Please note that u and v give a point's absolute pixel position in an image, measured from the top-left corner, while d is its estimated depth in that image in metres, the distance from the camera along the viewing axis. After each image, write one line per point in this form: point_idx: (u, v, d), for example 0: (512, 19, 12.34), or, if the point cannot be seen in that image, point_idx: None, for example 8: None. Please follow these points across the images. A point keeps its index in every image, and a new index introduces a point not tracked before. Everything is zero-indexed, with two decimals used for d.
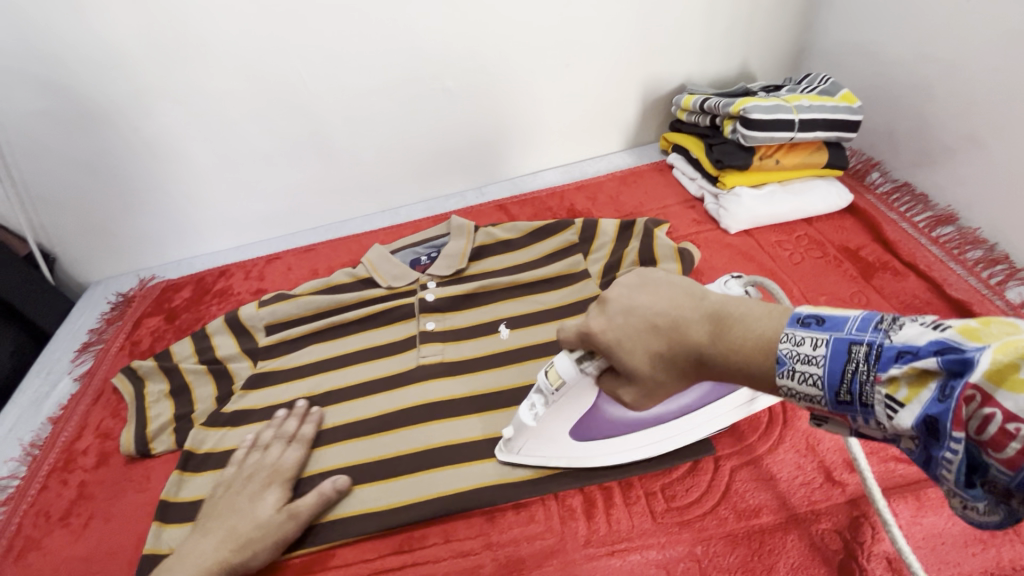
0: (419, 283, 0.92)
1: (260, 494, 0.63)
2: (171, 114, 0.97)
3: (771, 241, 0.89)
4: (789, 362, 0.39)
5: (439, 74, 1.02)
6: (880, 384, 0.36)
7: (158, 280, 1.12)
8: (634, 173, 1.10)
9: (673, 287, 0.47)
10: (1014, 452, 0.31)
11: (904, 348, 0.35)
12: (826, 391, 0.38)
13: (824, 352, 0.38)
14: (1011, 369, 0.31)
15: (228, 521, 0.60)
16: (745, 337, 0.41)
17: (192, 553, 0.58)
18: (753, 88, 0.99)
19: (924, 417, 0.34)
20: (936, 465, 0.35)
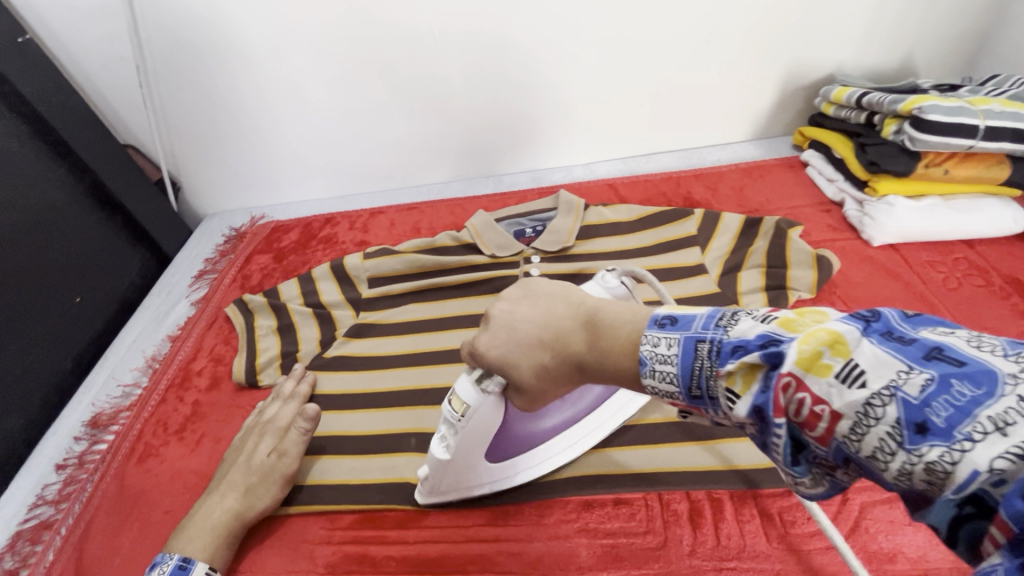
0: (523, 256, 0.90)
1: (255, 445, 0.66)
2: (300, 59, 0.98)
3: (921, 259, 0.79)
4: (652, 363, 0.39)
5: (569, 39, 0.96)
6: (719, 377, 0.36)
7: (268, 220, 1.16)
8: (761, 166, 1.01)
9: (551, 296, 0.49)
10: (824, 431, 0.32)
11: (738, 342, 0.35)
12: (681, 387, 0.37)
13: (676, 351, 0.38)
14: (817, 357, 0.32)
15: (230, 474, 0.64)
16: (614, 341, 0.42)
17: (203, 507, 0.61)
18: (923, 85, 0.88)
19: (754, 406, 0.34)
20: (769, 450, 0.35)
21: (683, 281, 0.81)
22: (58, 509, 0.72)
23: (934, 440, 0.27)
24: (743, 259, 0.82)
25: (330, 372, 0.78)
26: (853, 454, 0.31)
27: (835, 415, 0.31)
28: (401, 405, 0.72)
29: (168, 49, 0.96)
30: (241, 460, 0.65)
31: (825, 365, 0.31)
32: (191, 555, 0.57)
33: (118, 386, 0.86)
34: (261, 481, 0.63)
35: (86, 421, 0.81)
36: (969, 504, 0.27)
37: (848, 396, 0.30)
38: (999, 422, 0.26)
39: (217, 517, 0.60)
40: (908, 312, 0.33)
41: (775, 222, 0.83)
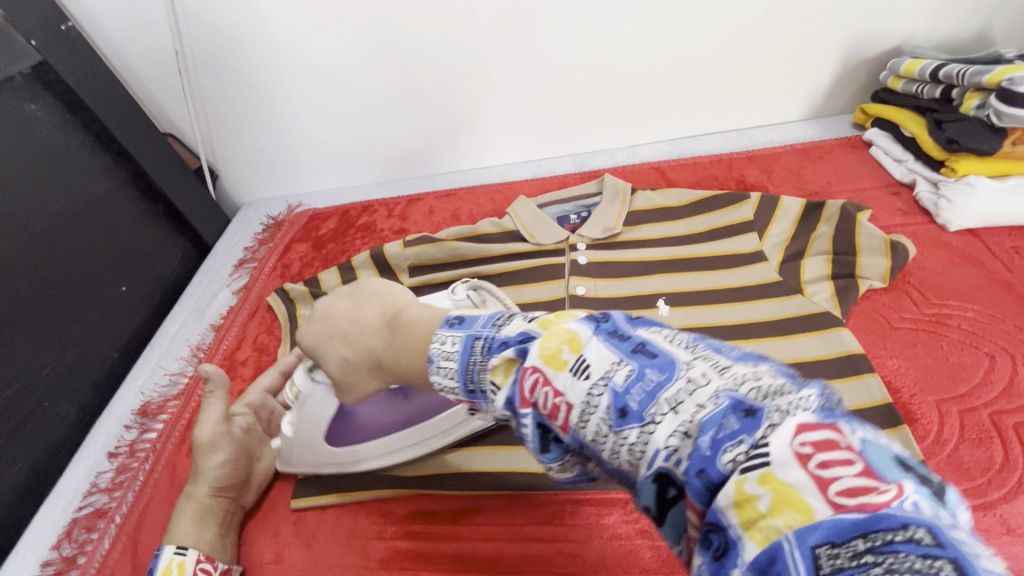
0: (568, 244, 0.86)
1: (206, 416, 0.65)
2: (337, 44, 0.95)
3: (1006, 246, 0.73)
4: (437, 361, 0.42)
5: (618, 16, 0.91)
6: (487, 372, 0.39)
7: (304, 208, 1.15)
8: (820, 147, 0.95)
9: (370, 296, 0.54)
10: (563, 419, 0.35)
11: (503, 339, 0.39)
12: (459, 382, 0.40)
13: (457, 348, 0.41)
14: (558, 352, 0.36)
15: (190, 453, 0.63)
16: (413, 341, 0.46)
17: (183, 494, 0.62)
18: (1007, 56, 0.81)
19: (510, 399, 0.37)
20: (523, 437, 0.38)
21: (743, 269, 0.77)
22: (112, 497, 0.72)
23: (632, 423, 0.32)
24: (807, 245, 0.77)
25: None
26: (582, 440, 0.34)
27: (568, 407, 0.34)
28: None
29: (206, 35, 0.94)
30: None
31: (562, 360, 0.35)
32: (172, 538, 0.58)
33: (166, 375, 0.86)
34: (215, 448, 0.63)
35: (136, 410, 0.81)
36: (671, 486, 0.31)
37: (576, 387, 0.34)
38: (674, 402, 0.31)
39: (187, 503, 0.61)
40: (632, 317, 0.39)
41: (842, 205, 0.78)
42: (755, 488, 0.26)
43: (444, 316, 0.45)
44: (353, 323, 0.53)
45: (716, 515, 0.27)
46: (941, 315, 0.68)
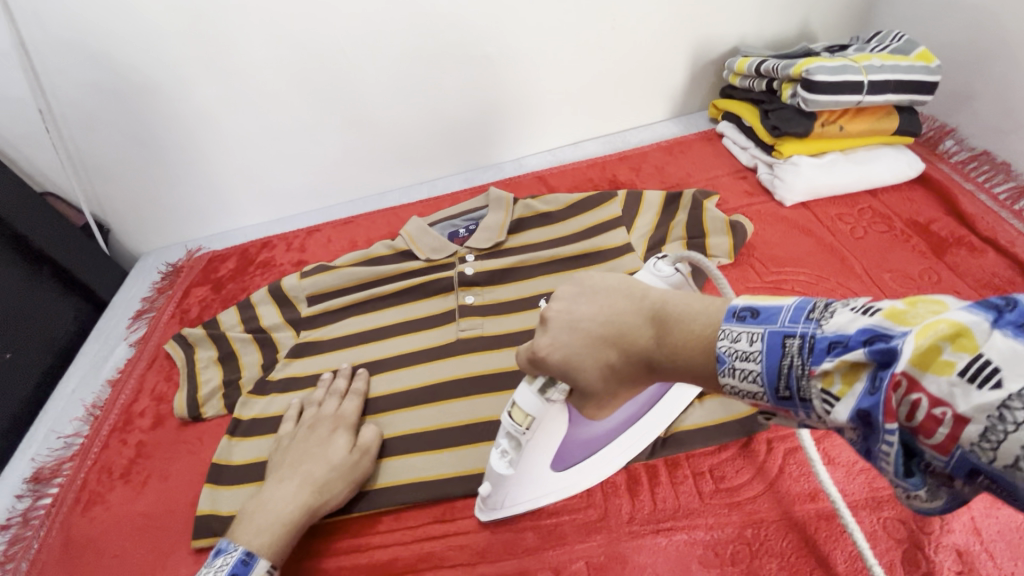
0: (458, 257, 0.89)
1: (328, 438, 0.66)
2: (213, 85, 0.97)
3: (830, 213, 0.83)
4: (730, 361, 0.39)
5: (478, 39, 0.98)
6: (813, 377, 0.35)
7: (204, 251, 1.14)
8: (681, 142, 1.04)
9: (611, 292, 0.48)
10: (943, 437, 0.30)
11: (835, 338, 0.34)
12: (767, 387, 0.38)
13: (761, 348, 0.37)
14: (934, 352, 0.30)
15: (303, 466, 0.62)
16: (685, 337, 0.42)
17: (273, 499, 0.60)
18: (816, 49, 0.92)
19: (856, 410, 0.33)
20: (874, 458, 0.34)
21: (612, 262, 0.83)
22: (5, 570, 0.70)
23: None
24: (666, 234, 0.85)
25: (276, 395, 0.78)
26: (983, 464, 0.29)
27: (961, 420, 0.29)
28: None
29: (76, 89, 0.94)
30: (307, 454, 0.64)
31: (945, 362, 0.30)
32: (255, 549, 0.56)
33: (60, 438, 0.84)
34: (338, 477, 0.63)
35: (28, 478, 0.79)
36: None
37: (977, 399, 0.28)
38: None
39: (290, 509, 0.59)
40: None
41: (693, 194, 0.86)
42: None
43: (726, 306, 0.41)
44: (609, 323, 0.46)
45: None
46: (778, 282, 0.77)
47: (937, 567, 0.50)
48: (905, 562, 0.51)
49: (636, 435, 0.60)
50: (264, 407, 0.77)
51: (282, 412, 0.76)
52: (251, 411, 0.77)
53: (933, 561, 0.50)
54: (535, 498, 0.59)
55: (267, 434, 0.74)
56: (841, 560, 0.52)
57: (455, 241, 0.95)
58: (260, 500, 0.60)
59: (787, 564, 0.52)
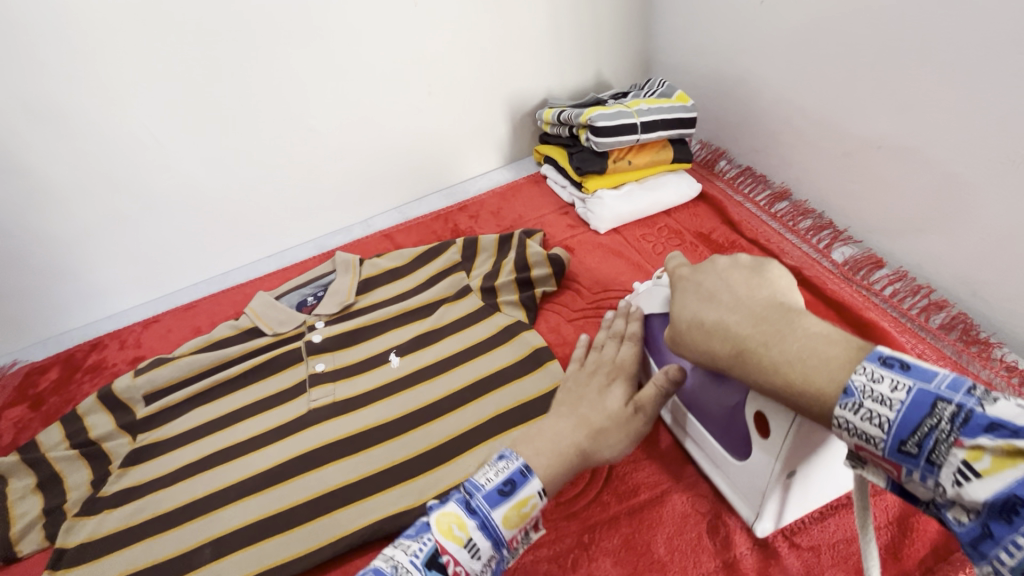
0: (307, 325, 0.89)
1: (606, 387, 0.63)
2: (7, 184, 0.90)
3: (636, 235, 0.96)
4: (861, 397, 0.40)
5: (303, 113, 1.02)
6: (958, 449, 0.35)
7: (21, 364, 1.02)
8: (513, 186, 1.14)
9: (772, 304, 0.50)
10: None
11: (996, 420, 0.34)
12: (890, 437, 0.38)
13: (903, 397, 0.38)
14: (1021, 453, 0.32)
15: (579, 411, 0.60)
16: (772, 361, 0.46)
17: (541, 435, 0.57)
18: (604, 97, 1.07)
19: (1002, 495, 0.32)
20: (989, 544, 0.34)
21: (455, 305, 0.88)
22: None
23: (992, 438, 0.33)
24: (499, 269, 0.90)
25: (109, 510, 0.71)
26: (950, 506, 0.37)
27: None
28: (195, 518, 0.69)
29: None
30: (580, 397, 0.62)
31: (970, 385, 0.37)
32: (531, 467, 0.52)
33: None
34: (614, 430, 0.58)
35: None
36: None
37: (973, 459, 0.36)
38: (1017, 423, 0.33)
39: (567, 446, 0.56)
40: None
41: (519, 234, 0.93)
42: None
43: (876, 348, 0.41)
44: (737, 303, 0.52)
45: None
46: (600, 302, 0.87)
47: (731, 527, 0.58)
48: (709, 530, 0.59)
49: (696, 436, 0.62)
50: (92, 527, 0.70)
51: (118, 527, 0.70)
52: (74, 536, 0.69)
53: (727, 523, 0.59)
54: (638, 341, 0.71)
55: (97, 558, 0.67)
56: (662, 543, 0.58)
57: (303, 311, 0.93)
58: (535, 430, 0.58)
59: (618, 559, 0.58)
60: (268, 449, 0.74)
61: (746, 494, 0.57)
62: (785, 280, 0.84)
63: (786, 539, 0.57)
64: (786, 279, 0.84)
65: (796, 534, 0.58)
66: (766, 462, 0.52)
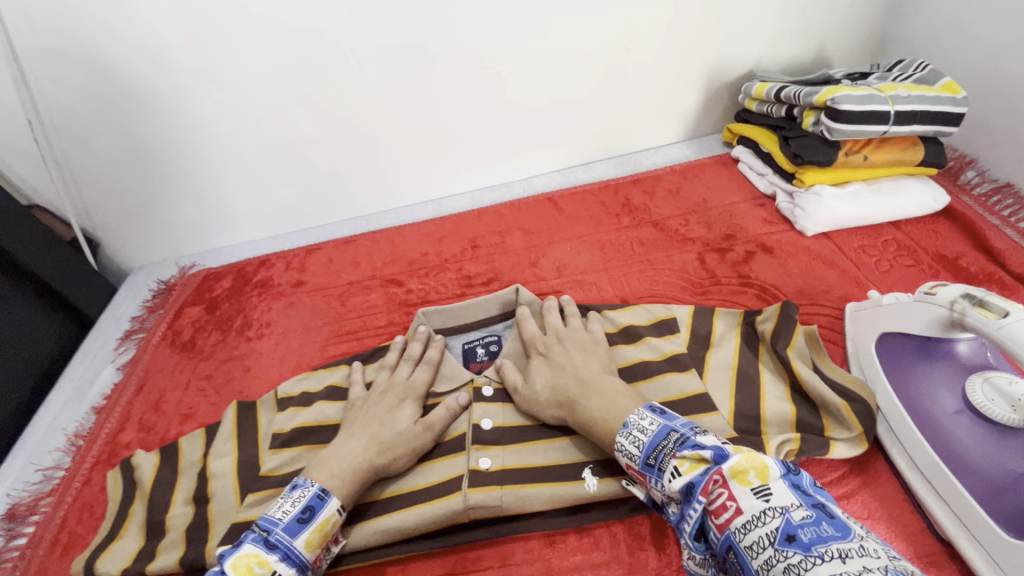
0: (471, 388, 0.69)
1: (396, 406, 0.65)
2: (213, 96, 0.94)
3: (854, 245, 0.81)
4: (632, 429, 0.53)
5: (493, 56, 0.96)
6: (673, 457, 0.49)
7: (199, 268, 1.09)
8: (696, 166, 1.02)
9: (584, 353, 0.65)
10: (722, 518, 0.44)
11: (790, 521, 0.41)
12: (653, 459, 0.50)
13: (770, 508, 0.42)
14: (745, 472, 0.44)
15: (370, 427, 0.63)
16: (608, 408, 0.57)
17: (341, 450, 0.60)
18: (836, 75, 0.90)
19: (687, 483, 0.47)
20: (683, 519, 0.48)
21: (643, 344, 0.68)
22: None
23: (794, 546, 0.39)
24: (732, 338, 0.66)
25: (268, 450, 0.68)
26: (735, 542, 0.42)
27: (736, 510, 0.43)
28: (350, 522, 0.60)
29: (69, 99, 0.90)
30: (373, 416, 0.64)
31: (748, 479, 0.44)
32: (331, 489, 0.57)
33: (37, 471, 0.78)
34: (402, 445, 0.62)
35: (1, 515, 0.74)
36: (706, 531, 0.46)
37: (750, 501, 0.43)
38: (842, 551, 0.37)
39: (356, 460, 0.59)
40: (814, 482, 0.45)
41: (780, 307, 0.66)
42: (749, 477, 0.44)
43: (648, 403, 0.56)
44: (571, 353, 0.65)
45: (705, 526, 0.46)
46: (806, 314, 0.73)
47: None
48: None
49: (940, 483, 0.52)
50: (247, 481, 0.67)
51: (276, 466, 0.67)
52: (223, 479, 0.68)
53: None
54: (858, 356, 0.63)
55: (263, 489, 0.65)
56: None
57: (472, 366, 0.75)
58: (333, 449, 0.61)
59: None
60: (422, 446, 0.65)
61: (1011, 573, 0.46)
62: None
63: None
64: None
65: None
66: None
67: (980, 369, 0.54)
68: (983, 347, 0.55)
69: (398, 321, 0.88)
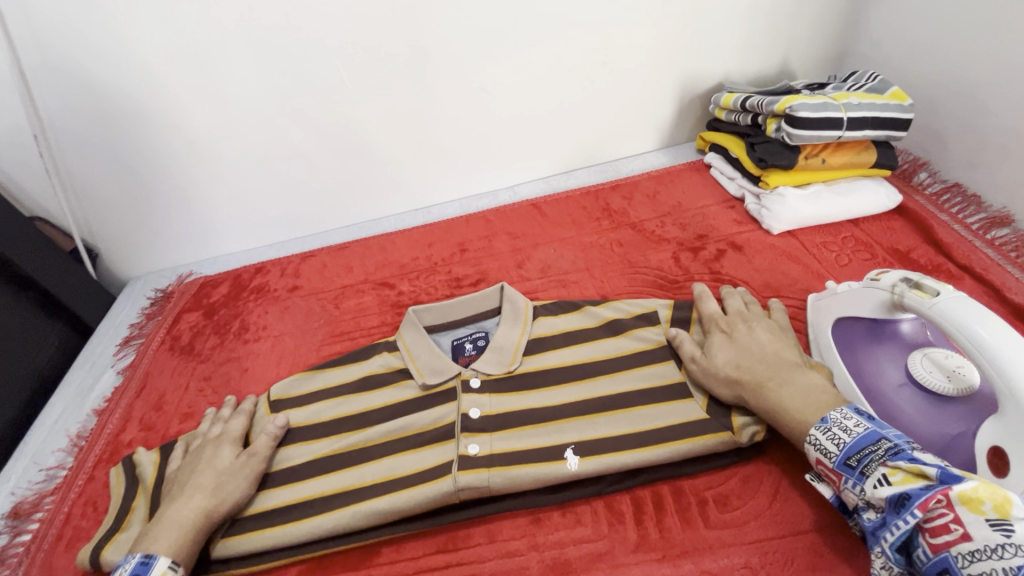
0: (461, 379, 0.72)
1: (217, 450, 0.68)
2: (212, 112, 0.98)
3: (816, 242, 0.87)
4: (832, 425, 0.54)
5: (478, 71, 1.01)
6: (885, 466, 0.49)
7: (196, 276, 1.13)
8: (671, 172, 1.08)
9: (761, 342, 0.65)
10: (942, 540, 0.44)
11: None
12: (843, 453, 0.51)
13: (1022, 556, 0.40)
14: (978, 502, 0.43)
15: (200, 477, 0.64)
16: (796, 399, 0.58)
17: (179, 506, 0.61)
18: (797, 86, 0.97)
19: (898, 493, 0.46)
20: (883, 528, 0.47)
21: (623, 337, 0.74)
22: None
23: None
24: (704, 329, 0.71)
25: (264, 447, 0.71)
26: (956, 568, 0.43)
27: (963, 536, 0.43)
28: (347, 506, 0.63)
29: (72, 115, 0.95)
30: (206, 467, 0.65)
31: (981, 508, 0.43)
32: (158, 549, 0.58)
33: (40, 471, 0.81)
34: (228, 480, 0.64)
35: (6, 513, 0.76)
36: (914, 546, 0.46)
37: (986, 533, 0.42)
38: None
39: (186, 515, 0.60)
40: None
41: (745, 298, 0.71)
42: (984, 503, 0.43)
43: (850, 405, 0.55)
44: (760, 341, 0.65)
45: (917, 546, 0.46)
46: (772, 305, 0.79)
47: None
48: None
49: None
50: None
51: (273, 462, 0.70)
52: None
53: None
54: (818, 341, 0.69)
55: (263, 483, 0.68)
56: None
57: (460, 360, 0.79)
58: (181, 504, 0.62)
59: None
60: (414, 435, 0.69)
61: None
62: (1006, 318, 0.72)
63: None
64: (1006, 318, 0.72)
65: None
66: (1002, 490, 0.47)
67: (922, 346, 0.60)
68: (924, 326, 0.61)
69: (390, 321, 0.92)
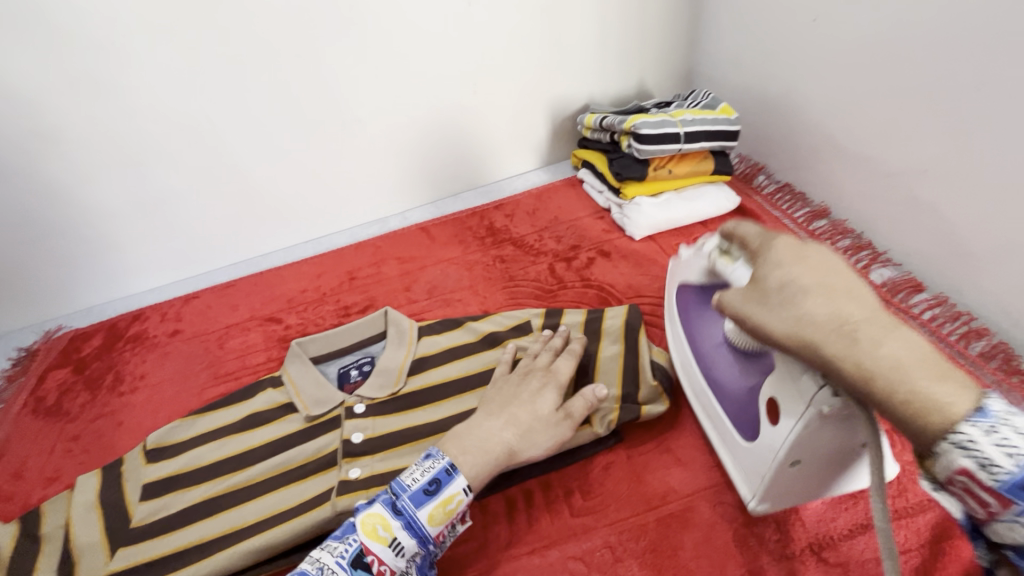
0: (345, 406, 0.74)
1: (539, 392, 0.66)
2: (72, 158, 0.95)
3: (672, 244, 0.96)
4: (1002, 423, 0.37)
5: (352, 103, 1.04)
6: None
7: (66, 330, 1.06)
8: (548, 189, 1.15)
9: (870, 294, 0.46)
10: None
11: None
12: None
13: None
14: None
15: (513, 409, 0.64)
16: (919, 359, 0.40)
17: (481, 433, 0.62)
18: (647, 105, 1.08)
19: None
20: None
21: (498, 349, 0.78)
22: None
23: None
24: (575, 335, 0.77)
25: (138, 501, 0.69)
26: None
27: None
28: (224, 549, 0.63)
29: None
30: (512, 399, 0.66)
31: None
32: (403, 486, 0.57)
33: None
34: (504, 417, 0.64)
35: None
36: None
37: None
38: None
39: (496, 444, 0.61)
40: None
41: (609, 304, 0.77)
42: None
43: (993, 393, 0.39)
44: (847, 279, 0.47)
45: None
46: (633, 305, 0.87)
47: (761, 538, 0.60)
48: (738, 540, 0.60)
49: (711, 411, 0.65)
50: (115, 533, 0.66)
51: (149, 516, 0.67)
52: (88, 538, 0.67)
53: (757, 534, 0.60)
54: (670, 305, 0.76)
55: (138, 540, 0.65)
56: (687, 550, 0.60)
57: (346, 387, 0.80)
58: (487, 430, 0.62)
59: (645, 561, 0.59)
60: (296, 467, 0.70)
61: (749, 475, 0.60)
62: None
63: (815, 554, 0.58)
64: None
65: (821, 547, 0.59)
66: (772, 441, 0.55)
67: None
68: None
69: (277, 356, 0.92)
